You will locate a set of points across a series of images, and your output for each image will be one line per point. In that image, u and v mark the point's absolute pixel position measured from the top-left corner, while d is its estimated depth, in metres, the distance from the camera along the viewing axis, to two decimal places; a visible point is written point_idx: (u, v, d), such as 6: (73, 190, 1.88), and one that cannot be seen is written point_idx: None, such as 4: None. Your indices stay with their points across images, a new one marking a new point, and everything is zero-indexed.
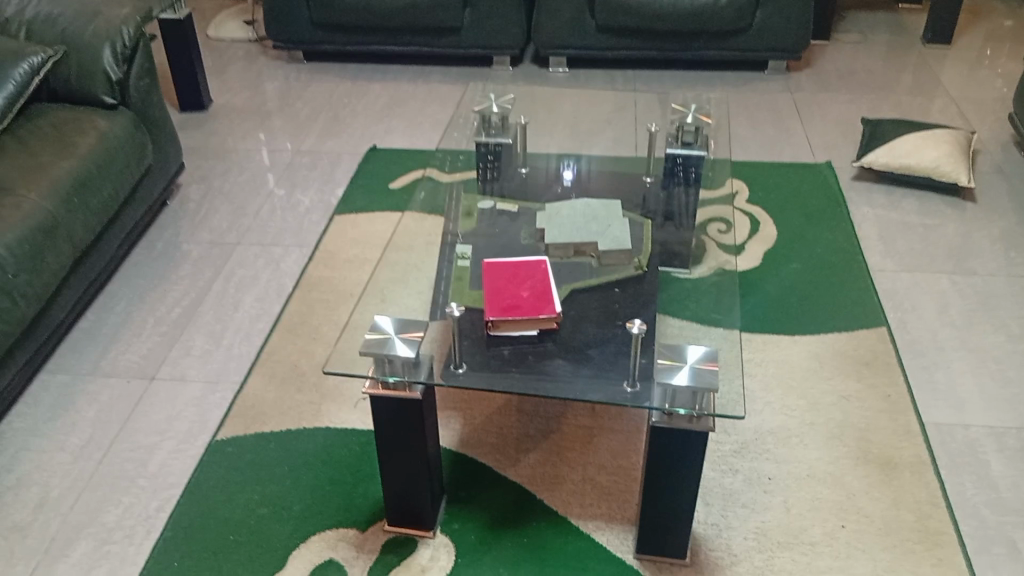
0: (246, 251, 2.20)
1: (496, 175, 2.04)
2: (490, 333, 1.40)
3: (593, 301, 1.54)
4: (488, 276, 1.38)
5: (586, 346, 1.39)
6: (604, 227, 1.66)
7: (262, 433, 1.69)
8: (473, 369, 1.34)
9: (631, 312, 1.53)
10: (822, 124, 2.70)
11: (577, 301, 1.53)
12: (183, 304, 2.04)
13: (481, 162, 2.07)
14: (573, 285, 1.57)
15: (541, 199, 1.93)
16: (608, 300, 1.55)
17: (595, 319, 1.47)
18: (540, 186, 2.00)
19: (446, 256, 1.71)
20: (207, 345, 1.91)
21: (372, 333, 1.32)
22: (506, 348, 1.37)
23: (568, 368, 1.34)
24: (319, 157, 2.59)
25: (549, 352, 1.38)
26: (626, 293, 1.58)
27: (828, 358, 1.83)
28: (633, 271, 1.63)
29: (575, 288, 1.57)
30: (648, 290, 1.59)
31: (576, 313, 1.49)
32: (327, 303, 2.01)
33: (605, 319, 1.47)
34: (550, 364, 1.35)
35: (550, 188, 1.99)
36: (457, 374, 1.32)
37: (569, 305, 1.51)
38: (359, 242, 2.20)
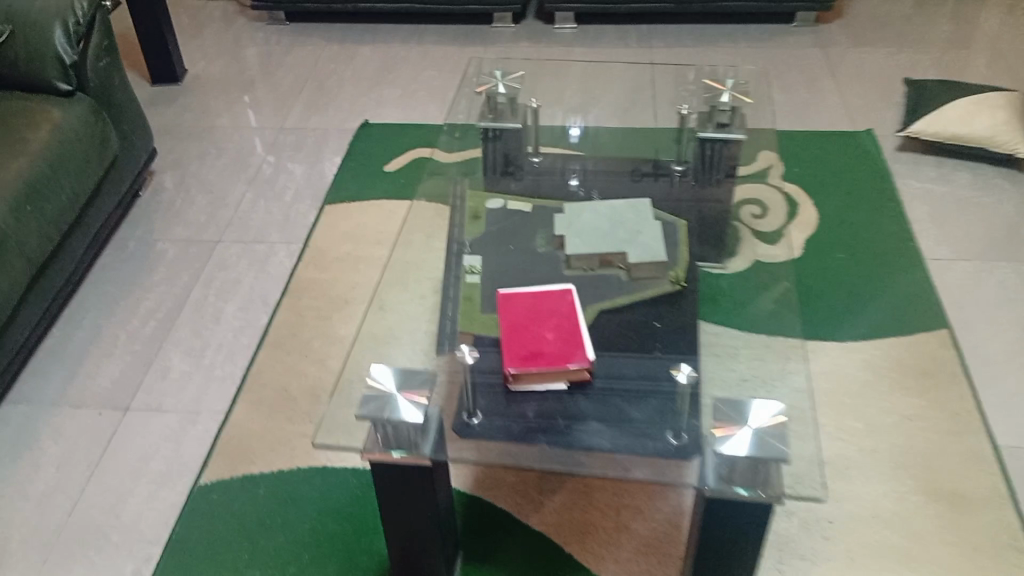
0: (227, 251, 1.98)
1: (508, 164, 1.77)
2: (511, 389, 1.19)
3: (628, 336, 1.32)
4: (503, 311, 1.15)
5: (625, 401, 1.18)
6: (634, 235, 1.43)
7: (250, 474, 1.50)
8: (492, 420, 1.17)
9: (672, 347, 1.32)
10: (859, 83, 2.45)
11: (607, 341, 1.30)
12: (158, 316, 1.82)
13: (488, 147, 1.80)
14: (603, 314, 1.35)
15: (557, 194, 1.68)
16: (644, 336, 1.32)
17: (632, 364, 1.26)
18: (555, 178, 1.74)
19: (452, 272, 1.48)
20: (185, 367, 1.71)
21: (368, 394, 1.10)
22: (530, 408, 1.17)
23: (605, 433, 1.14)
24: (306, 134, 2.35)
25: (582, 409, 1.17)
26: (665, 327, 1.34)
27: (885, 369, 1.62)
28: (670, 296, 1.40)
29: (603, 318, 1.35)
30: (690, 318, 1.36)
31: (609, 356, 1.27)
32: (319, 312, 1.80)
33: (646, 367, 1.26)
34: (583, 427, 1.14)
35: (569, 180, 1.74)
36: (472, 427, 1.16)
37: (600, 346, 1.29)
38: (352, 237, 1.98)
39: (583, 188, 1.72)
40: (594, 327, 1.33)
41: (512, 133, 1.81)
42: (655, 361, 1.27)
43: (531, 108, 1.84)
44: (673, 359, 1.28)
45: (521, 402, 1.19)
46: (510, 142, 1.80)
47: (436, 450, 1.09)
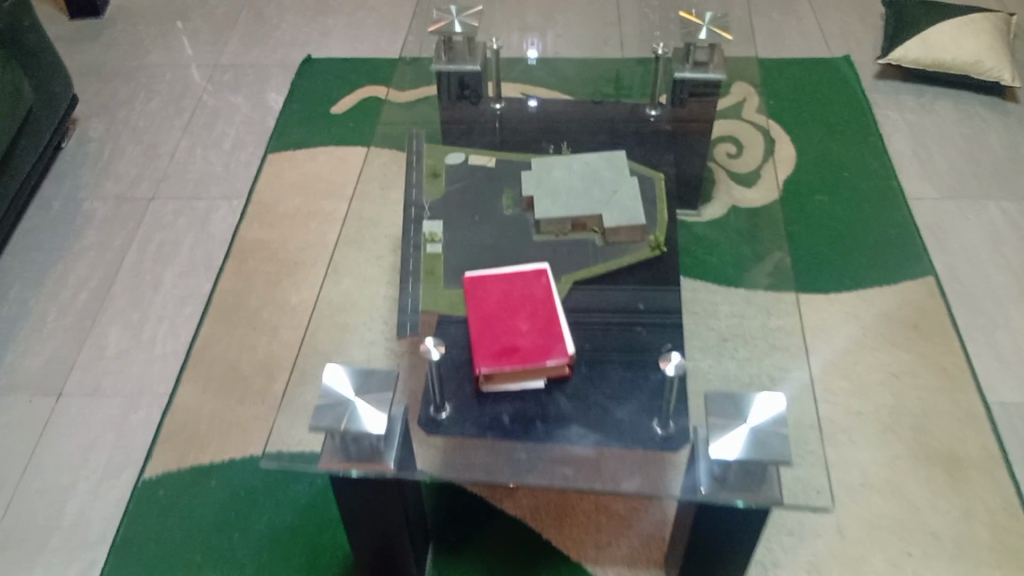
0: (162, 208, 1.81)
1: (470, 109, 1.59)
2: (483, 392, 1.10)
3: (608, 322, 1.22)
4: (472, 301, 1.04)
5: (608, 400, 1.09)
6: (609, 194, 1.31)
7: (199, 466, 1.39)
8: (461, 418, 1.07)
9: (655, 328, 1.22)
10: (835, 4, 2.31)
11: (588, 328, 1.20)
12: (89, 285, 1.66)
13: (445, 91, 1.61)
14: (582, 295, 1.24)
15: (528, 140, 1.51)
16: (625, 322, 1.22)
17: (617, 357, 1.16)
18: (523, 119, 1.57)
19: (412, 241, 1.35)
20: (124, 345, 1.57)
21: (324, 403, 0.98)
22: (505, 410, 1.08)
23: (589, 439, 1.05)
24: (244, 71, 2.15)
25: (562, 412, 1.08)
26: (650, 313, 1.24)
27: (871, 322, 1.54)
28: (655, 270, 1.29)
29: (579, 292, 1.25)
30: (674, 299, 1.27)
31: (591, 346, 1.17)
32: (268, 276, 1.66)
33: (633, 360, 1.16)
34: (565, 431, 1.06)
35: (541, 122, 1.56)
36: (440, 424, 1.07)
37: (580, 334, 1.19)
38: (300, 189, 1.82)
39: (556, 128, 1.54)
40: (573, 310, 1.23)
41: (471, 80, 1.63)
42: (642, 353, 1.17)
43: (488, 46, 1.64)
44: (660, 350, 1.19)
45: (495, 406, 1.09)
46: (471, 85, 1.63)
47: (401, 461, 1.00)
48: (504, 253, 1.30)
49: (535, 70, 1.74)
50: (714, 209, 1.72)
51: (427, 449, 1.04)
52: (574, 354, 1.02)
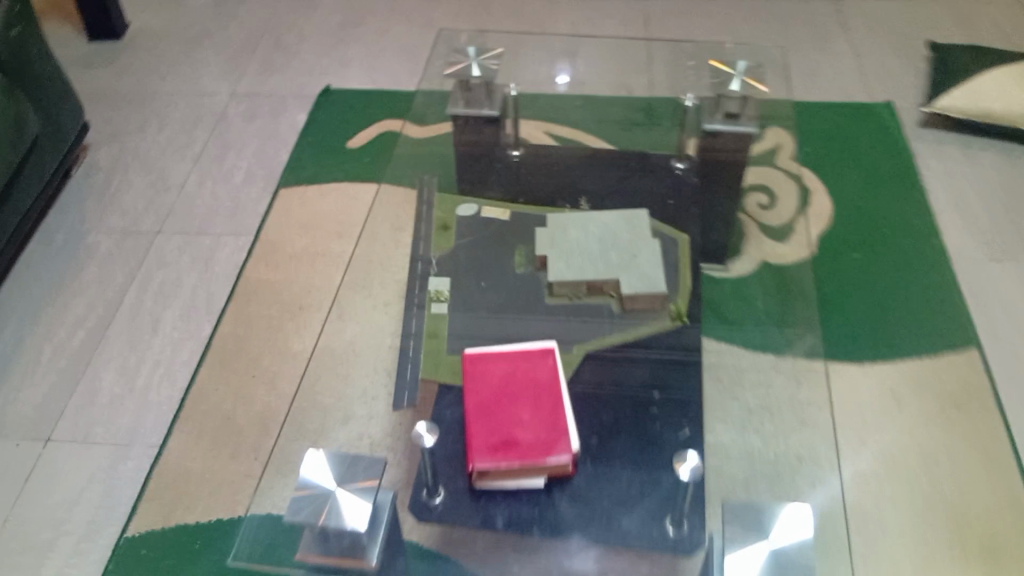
0: (167, 245, 1.76)
1: (487, 159, 1.51)
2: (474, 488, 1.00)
3: (619, 410, 1.13)
4: (470, 383, 0.95)
5: (614, 506, 1.00)
6: (627, 258, 1.21)
7: (185, 526, 1.31)
8: (453, 510, 0.99)
9: (672, 416, 1.12)
10: (876, 44, 2.20)
11: (598, 423, 1.10)
12: (87, 325, 1.61)
13: (460, 136, 1.50)
14: (593, 381, 1.16)
15: (546, 193, 1.43)
16: (638, 418, 1.12)
17: (628, 458, 1.06)
18: (541, 170, 1.48)
19: (416, 298, 1.27)
20: (117, 390, 1.50)
21: (304, 491, 0.91)
22: (499, 514, 0.99)
23: (590, 552, 0.96)
24: (260, 101, 2.09)
25: (563, 518, 0.99)
26: (667, 408, 1.14)
27: (905, 397, 1.44)
28: (677, 350, 1.20)
29: (591, 372, 1.17)
30: (695, 388, 1.16)
31: (599, 442, 1.07)
32: (269, 321, 1.58)
33: (646, 461, 1.05)
34: (564, 541, 0.97)
35: (559, 173, 1.47)
36: (432, 512, 1.00)
37: (589, 422, 1.11)
38: (308, 228, 1.75)
39: (576, 181, 1.46)
40: (583, 399, 1.13)
41: (489, 127, 1.51)
42: (656, 454, 1.06)
43: (508, 96, 1.54)
44: (675, 453, 1.07)
45: (489, 506, 1.00)
46: (490, 131, 1.51)
47: (383, 560, 0.93)
48: (512, 316, 1.22)
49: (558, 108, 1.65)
50: (742, 265, 1.59)
51: (413, 546, 0.96)
52: (578, 450, 0.93)
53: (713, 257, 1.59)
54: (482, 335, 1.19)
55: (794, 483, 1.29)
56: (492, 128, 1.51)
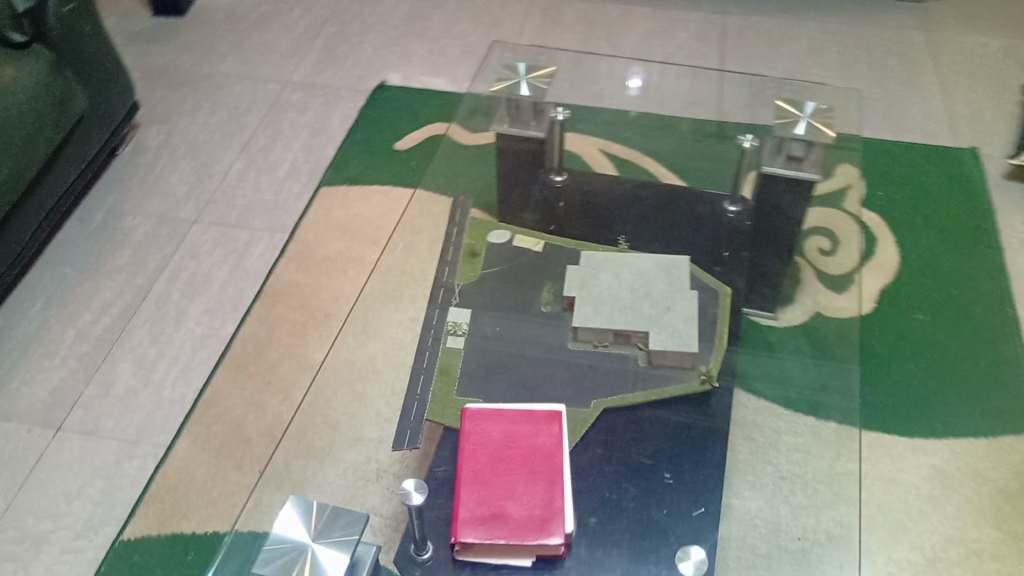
0: (202, 234, 1.73)
1: (523, 188, 1.44)
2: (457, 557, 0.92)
3: (630, 483, 1.03)
4: (465, 445, 0.89)
5: None
6: (660, 311, 1.13)
7: (179, 535, 1.29)
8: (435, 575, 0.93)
9: (685, 495, 1.02)
10: (968, 84, 2.05)
11: (598, 501, 1.01)
12: (112, 311, 1.59)
13: (502, 159, 1.45)
14: (600, 450, 1.05)
15: (580, 232, 1.36)
16: (642, 500, 1.01)
17: (626, 546, 0.96)
18: (577, 206, 1.41)
19: (433, 330, 1.20)
20: (132, 383, 1.48)
21: (276, 545, 0.87)
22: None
23: None
24: (314, 92, 2.05)
25: None
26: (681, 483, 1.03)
27: (954, 483, 1.32)
28: (697, 416, 1.10)
29: (597, 440, 1.06)
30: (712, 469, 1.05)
31: (598, 524, 0.98)
32: (293, 327, 1.54)
33: (645, 554, 0.95)
34: None
35: (596, 210, 1.40)
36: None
37: (594, 493, 1.01)
38: (345, 232, 1.71)
39: (614, 221, 1.38)
40: (586, 470, 1.04)
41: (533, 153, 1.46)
42: (655, 548, 0.96)
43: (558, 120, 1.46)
44: (678, 546, 0.96)
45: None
46: (529, 157, 1.46)
47: None
48: (529, 358, 1.14)
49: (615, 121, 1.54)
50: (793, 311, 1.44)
51: None
52: (571, 534, 0.85)
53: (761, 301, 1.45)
54: (498, 376, 1.13)
55: (816, 567, 1.09)
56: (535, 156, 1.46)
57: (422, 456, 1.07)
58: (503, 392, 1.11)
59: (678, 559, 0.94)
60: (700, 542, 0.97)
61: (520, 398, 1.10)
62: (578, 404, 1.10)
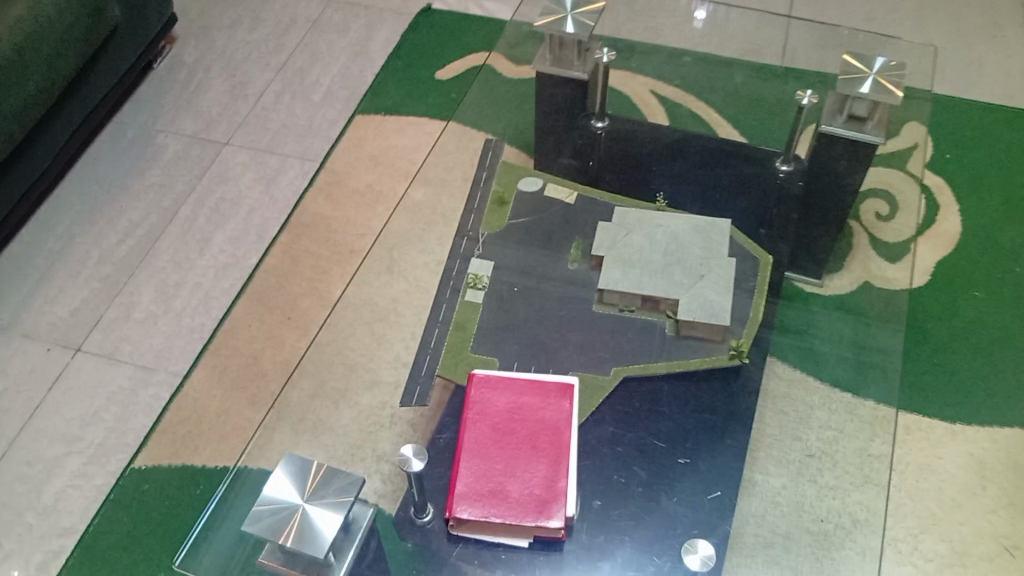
0: (232, 158, 1.69)
1: (559, 136, 1.35)
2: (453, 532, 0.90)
3: (641, 461, 1.01)
4: (469, 414, 0.85)
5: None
6: (693, 279, 1.07)
7: (191, 467, 1.28)
8: (425, 550, 0.90)
9: (695, 479, 1.00)
10: None
11: (606, 482, 0.98)
12: (138, 233, 1.57)
13: (539, 105, 1.35)
14: (612, 429, 1.02)
15: (614, 188, 1.28)
16: (651, 485, 0.98)
17: (630, 533, 0.94)
18: (614, 159, 1.32)
19: (452, 281, 1.15)
20: (153, 309, 1.46)
21: (268, 503, 0.83)
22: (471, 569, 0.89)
23: None
24: (357, 12, 1.97)
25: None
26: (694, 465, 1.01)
27: (994, 476, 1.25)
28: (717, 395, 1.06)
29: (610, 418, 1.03)
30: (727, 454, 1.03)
31: (602, 508, 0.96)
32: (317, 262, 1.50)
33: (647, 544, 0.93)
34: None
35: (635, 165, 1.31)
36: (404, 552, 0.90)
37: (603, 471, 0.99)
38: (377, 164, 1.65)
39: (650, 177, 1.29)
40: (595, 450, 1.01)
41: (574, 100, 1.35)
42: (661, 537, 0.94)
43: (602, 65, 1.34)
44: (685, 537, 0.94)
45: (467, 551, 0.90)
46: (568, 104, 1.35)
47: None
48: (550, 317, 1.09)
49: (659, 65, 1.44)
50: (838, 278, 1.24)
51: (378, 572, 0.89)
52: (573, 517, 0.81)
53: (806, 268, 1.25)
54: (516, 334, 1.07)
55: (836, 552, 0.94)
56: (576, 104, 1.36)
57: (430, 415, 1.04)
58: (520, 353, 1.06)
59: (684, 552, 0.93)
60: (709, 535, 0.95)
61: (536, 361, 1.05)
62: (596, 369, 1.04)
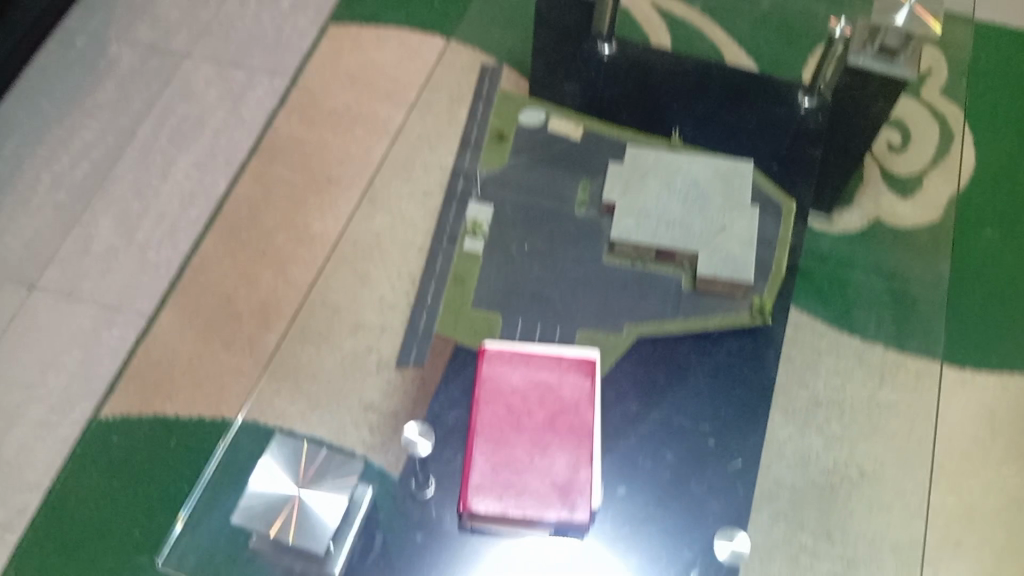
0: (194, 72, 1.54)
1: (567, 65, 1.22)
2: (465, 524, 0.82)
3: (666, 435, 0.92)
4: (482, 395, 0.79)
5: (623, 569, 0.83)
6: (714, 230, 0.98)
7: (163, 418, 1.19)
8: (433, 541, 0.84)
9: (725, 454, 0.91)
10: None
11: (631, 465, 0.89)
12: (93, 155, 1.43)
13: (543, 31, 1.21)
14: (636, 407, 0.93)
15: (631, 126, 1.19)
16: (681, 471, 0.89)
17: (657, 523, 0.86)
18: (630, 93, 1.20)
19: (449, 230, 1.07)
20: (114, 243, 1.34)
21: (258, 495, 0.78)
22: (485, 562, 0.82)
23: None
24: None
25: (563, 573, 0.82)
26: (723, 437, 0.92)
27: (1002, 431, 1.21)
28: (742, 355, 0.98)
29: (633, 393, 0.94)
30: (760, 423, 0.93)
31: (628, 496, 0.87)
32: (292, 191, 1.39)
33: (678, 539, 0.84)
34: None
35: (651, 104, 1.19)
36: (412, 546, 0.85)
37: (623, 443, 0.91)
38: (354, 81, 1.52)
39: (670, 117, 1.19)
40: (618, 431, 0.92)
41: (579, 26, 1.21)
42: (693, 530, 0.85)
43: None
44: (718, 528, 0.85)
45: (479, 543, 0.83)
46: (573, 29, 1.21)
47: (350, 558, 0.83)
48: (556, 272, 1.00)
49: None
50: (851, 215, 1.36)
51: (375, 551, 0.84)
52: (595, 508, 0.76)
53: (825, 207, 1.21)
54: (518, 288, 0.99)
55: (844, 505, 1.11)
56: (579, 29, 1.21)
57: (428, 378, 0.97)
58: (525, 308, 0.97)
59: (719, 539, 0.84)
60: (745, 527, 0.85)
61: (543, 318, 0.97)
62: (609, 328, 0.96)
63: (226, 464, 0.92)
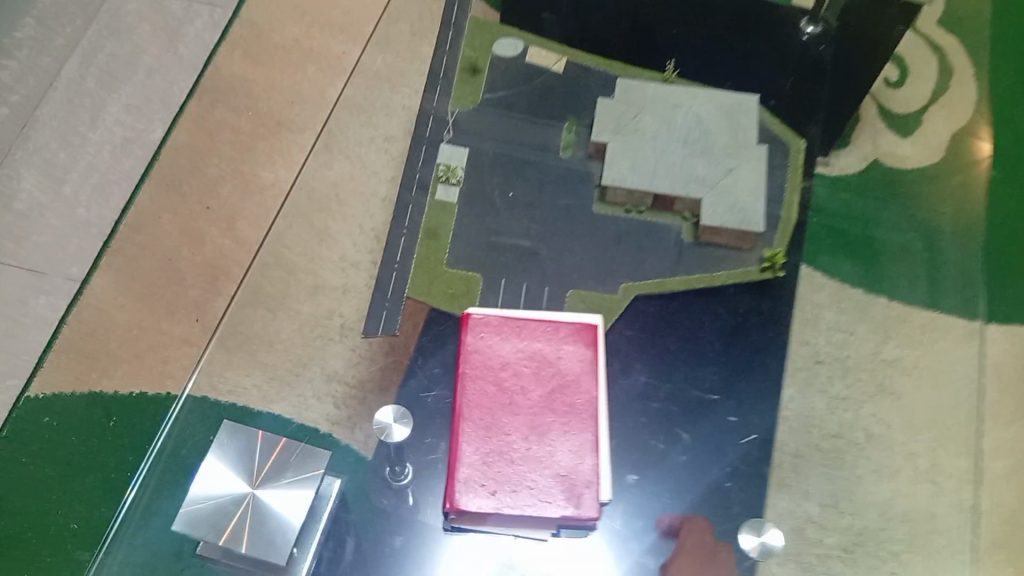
0: (124, 4, 1.37)
1: None
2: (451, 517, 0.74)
3: (674, 406, 0.85)
4: (469, 372, 0.72)
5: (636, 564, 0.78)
6: (719, 174, 0.89)
7: (98, 396, 1.06)
8: (410, 537, 0.76)
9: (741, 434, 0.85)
10: None
11: (642, 448, 0.83)
12: (13, 100, 1.27)
13: None
14: (646, 379, 0.85)
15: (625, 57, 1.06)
16: (699, 454, 0.83)
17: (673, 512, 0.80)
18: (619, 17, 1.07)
19: (415, 173, 0.94)
20: (39, 198, 1.20)
21: (209, 496, 0.71)
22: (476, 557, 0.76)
23: None
24: None
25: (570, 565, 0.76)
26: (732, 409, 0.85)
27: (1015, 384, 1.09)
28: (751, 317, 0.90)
29: (641, 365, 0.86)
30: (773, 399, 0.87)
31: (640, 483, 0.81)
32: (238, 138, 1.25)
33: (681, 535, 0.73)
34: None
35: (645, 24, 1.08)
36: (388, 550, 0.76)
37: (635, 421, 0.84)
38: (304, 13, 1.37)
39: (665, 47, 1.08)
40: (624, 410, 0.84)
41: None
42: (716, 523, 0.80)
43: None
44: (743, 519, 0.80)
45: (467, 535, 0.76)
46: None
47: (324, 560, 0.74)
48: (544, 225, 0.90)
49: None
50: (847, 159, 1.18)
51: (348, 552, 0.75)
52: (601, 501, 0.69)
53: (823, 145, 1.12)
54: (499, 245, 0.88)
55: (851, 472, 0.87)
56: None
57: (399, 346, 0.86)
58: (508, 267, 0.87)
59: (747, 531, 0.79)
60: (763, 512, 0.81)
61: (527, 278, 0.87)
62: (602, 287, 0.87)
63: (173, 451, 0.80)
